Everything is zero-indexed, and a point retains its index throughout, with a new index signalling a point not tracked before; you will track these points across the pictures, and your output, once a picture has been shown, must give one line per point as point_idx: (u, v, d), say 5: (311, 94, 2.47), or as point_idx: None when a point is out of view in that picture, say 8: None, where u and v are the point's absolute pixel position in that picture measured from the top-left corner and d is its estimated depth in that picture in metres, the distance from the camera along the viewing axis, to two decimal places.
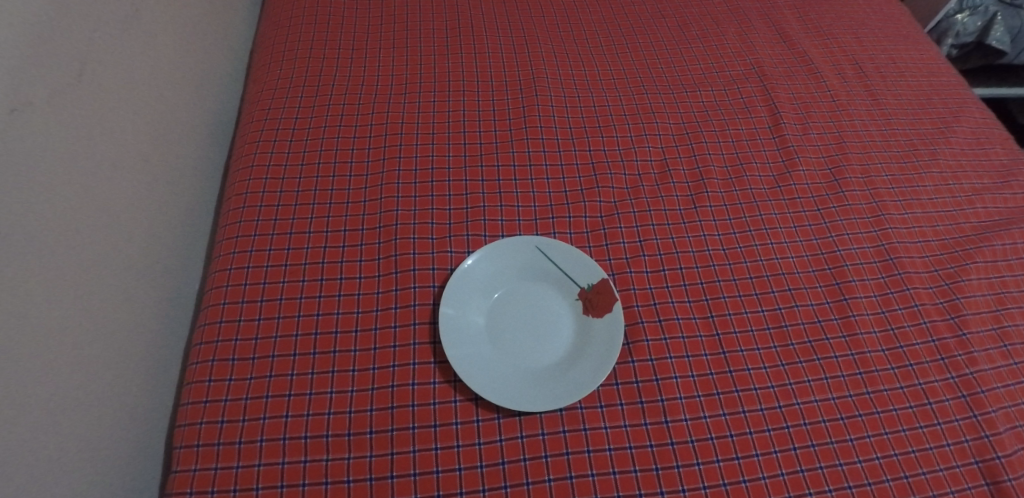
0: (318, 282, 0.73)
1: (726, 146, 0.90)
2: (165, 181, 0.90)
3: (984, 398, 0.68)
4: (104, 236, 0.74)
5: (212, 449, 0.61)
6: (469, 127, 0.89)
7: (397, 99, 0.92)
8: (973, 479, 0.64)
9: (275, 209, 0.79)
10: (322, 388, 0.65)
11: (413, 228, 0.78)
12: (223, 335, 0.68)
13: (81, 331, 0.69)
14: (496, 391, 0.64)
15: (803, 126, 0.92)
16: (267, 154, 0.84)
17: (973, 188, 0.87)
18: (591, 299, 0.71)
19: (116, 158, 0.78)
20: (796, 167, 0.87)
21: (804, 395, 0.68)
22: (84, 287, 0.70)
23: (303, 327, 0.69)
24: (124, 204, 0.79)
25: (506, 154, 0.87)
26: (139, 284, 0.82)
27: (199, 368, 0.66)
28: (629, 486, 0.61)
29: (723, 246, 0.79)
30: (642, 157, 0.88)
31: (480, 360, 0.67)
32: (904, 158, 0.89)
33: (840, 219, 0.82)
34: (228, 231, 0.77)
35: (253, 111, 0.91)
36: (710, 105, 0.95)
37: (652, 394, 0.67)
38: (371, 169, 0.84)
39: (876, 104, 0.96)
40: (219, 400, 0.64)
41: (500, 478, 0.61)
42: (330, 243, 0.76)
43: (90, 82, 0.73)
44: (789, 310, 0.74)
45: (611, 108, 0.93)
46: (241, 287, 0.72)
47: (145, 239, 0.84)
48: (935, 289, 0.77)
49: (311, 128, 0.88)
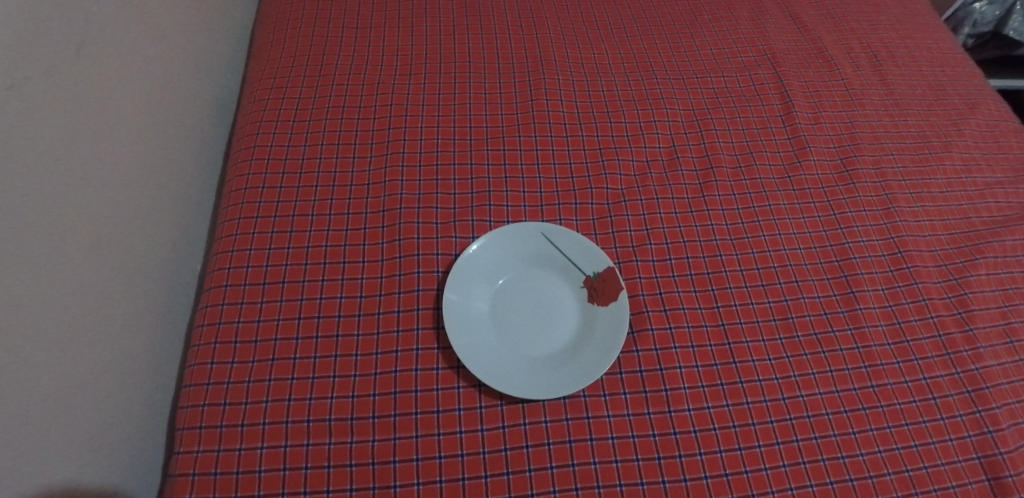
0: (321, 265, 0.72)
1: (736, 134, 0.88)
2: (166, 160, 0.89)
3: (988, 394, 0.68)
4: (104, 215, 0.74)
5: (215, 431, 0.62)
6: (475, 110, 0.88)
7: (402, 80, 0.91)
8: (974, 474, 0.64)
9: (278, 191, 0.78)
10: (324, 372, 0.65)
11: (417, 213, 0.77)
12: (225, 317, 0.68)
13: (82, 311, 0.69)
14: (500, 379, 0.64)
15: (815, 115, 0.90)
16: (269, 135, 0.83)
17: (985, 181, 0.86)
18: (596, 287, 0.71)
19: (115, 137, 0.77)
20: (806, 156, 0.86)
21: (808, 388, 0.68)
22: (85, 267, 0.70)
23: (307, 310, 0.69)
24: (124, 184, 0.78)
25: (513, 138, 0.85)
26: (141, 264, 0.81)
27: (202, 350, 0.66)
28: (631, 475, 0.62)
29: (731, 236, 0.78)
30: (651, 143, 0.87)
31: (483, 348, 0.66)
32: (916, 150, 0.88)
33: (849, 211, 0.81)
34: (231, 212, 0.76)
35: (255, 91, 0.90)
36: (721, 92, 0.93)
37: (655, 383, 0.67)
38: (375, 151, 0.83)
39: (890, 94, 0.94)
40: (222, 382, 0.64)
41: (502, 464, 0.61)
42: (333, 226, 0.75)
43: (90, 59, 0.72)
44: (796, 301, 0.74)
45: (620, 93, 0.92)
46: (244, 269, 0.71)
47: (146, 219, 0.83)
48: (944, 283, 0.76)
49: (314, 108, 0.86)
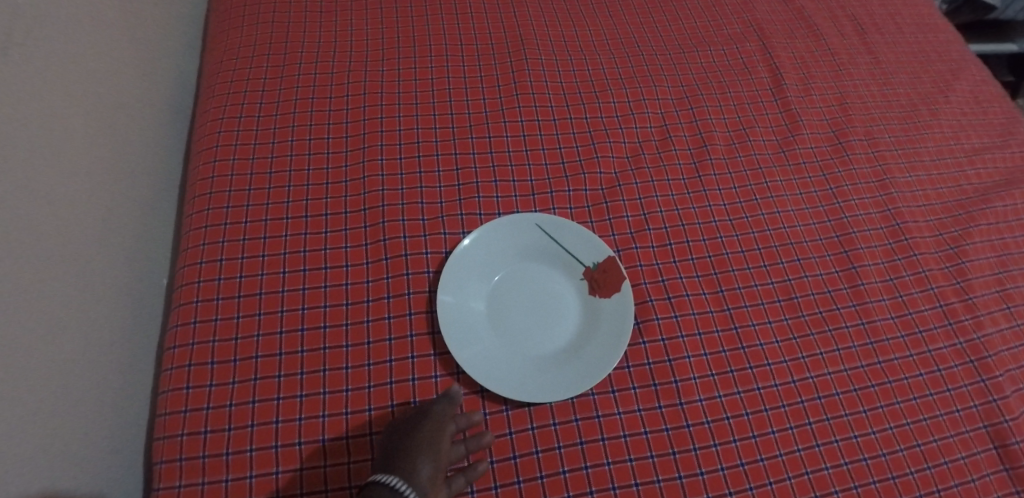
0: (300, 273, 0.67)
1: (727, 109, 0.85)
2: (123, 163, 0.81)
3: (991, 362, 0.68)
4: (55, 230, 0.66)
5: (197, 463, 0.56)
6: (455, 96, 0.83)
7: (374, 67, 0.85)
8: (982, 444, 0.64)
9: (247, 194, 0.72)
10: (313, 388, 0.60)
11: (402, 209, 0.72)
12: (199, 337, 0.62)
13: (43, 338, 0.62)
14: (508, 383, 0.60)
15: (805, 87, 0.88)
16: (231, 133, 0.76)
17: (973, 147, 0.85)
18: (597, 278, 0.67)
19: (61, 142, 0.69)
20: (800, 130, 0.84)
21: (817, 368, 0.67)
22: (41, 290, 0.63)
23: (288, 323, 0.64)
24: (76, 194, 0.71)
25: (497, 124, 0.80)
26: (104, 280, 0.74)
27: (175, 375, 0.60)
28: (647, 473, 0.59)
29: (729, 216, 0.76)
30: (642, 123, 0.83)
31: (487, 353, 0.62)
32: (906, 119, 0.87)
33: (846, 184, 0.80)
34: (196, 220, 0.70)
35: (213, 84, 0.82)
36: (709, 67, 0.90)
37: (665, 375, 0.64)
38: (350, 145, 0.77)
39: (876, 62, 0.93)
40: (201, 408, 0.59)
41: (513, 473, 0.58)
42: (310, 230, 0.70)
43: (20, 57, 0.64)
44: (799, 280, 0.72)
45: (606, 71, 0.88)
46: (215, 282, 0.65)
47: (105, 229, 0.76)
48: (941, 253, 0.75)
49: (281, 101, 0.80)
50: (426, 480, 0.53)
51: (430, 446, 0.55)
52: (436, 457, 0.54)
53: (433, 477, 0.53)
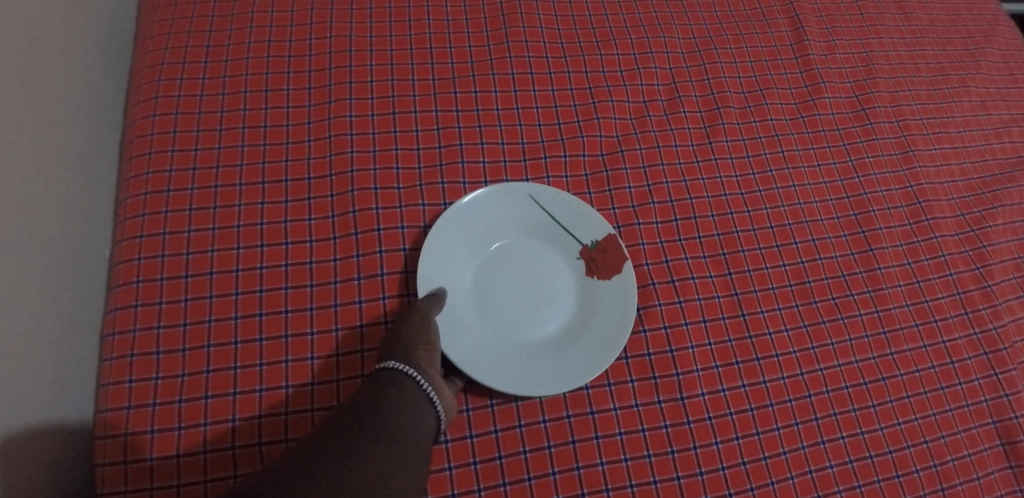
0: (258, 250, 0.58)
1: (743, 67, 0.76)
2: (99, 99, 0.67)
3: (1006, 355, 0.64)
4: (24, 188, 0.54)
5: (142, 468, 0.49)
6: (437, 41, 0.72)
7: (342, 4, 0.72)
8: (989, 440, 0.61)
9: (192, 155, 0.61)
10: (274, 382, 0.53)
11: (374, 176, 0.63)
12: (141, 323, 0.53)
13: (28, 324, 0.52)
14: (506, 380, 0.54)
15: (828, 44, 0.80)
16: (174, 82, 0.64)
17: (1000, 119, 0.79)
18: (596, 258, 0.60)
19: (12, 80, 0.54)
20: (821, 94, 0.76)
21: (827, 360, 0.62)
22: (16, 265, 0.52)
23: (244, 307, 0.55)
24: (48, 144, 0.58)
25: (485, 76, 0.70)
26: (96, 245, 0.63)
27: (114, 367, 0.51)
28: (643, 474, 0.54)
29: (742, 190, 0.69)
30: (648, 80, 0.74)
31: (480, 348, 0.55)
32: (933, 85, 0.79)
33: (867, 156, 0.73)
34: (133, 186, 0.59)
35: (148, 20, 0.69)
36: (724, 16, 0.80)
37: (666, 367, 0.59)
38: (314, 97, 0.66)
39: (905, 19, 0.85)
40: (146, 405, 0.50)
41: (497, 475, 0.52)
42: (268, 198, 0.60)
43: None
44: (813, 263, 0.66)
45: (610, 18, 0.78)
46: (158, 260, 0.56)
47: (88, 181, 0.63)
48: (962, 235, 0.70)
49: (232, 44, 0.68)
50: (426, 363, 0.50)
51: (423, 333, 0.51)
52: (431, 343, 0.51)
53: (431, 361, 0.50)
